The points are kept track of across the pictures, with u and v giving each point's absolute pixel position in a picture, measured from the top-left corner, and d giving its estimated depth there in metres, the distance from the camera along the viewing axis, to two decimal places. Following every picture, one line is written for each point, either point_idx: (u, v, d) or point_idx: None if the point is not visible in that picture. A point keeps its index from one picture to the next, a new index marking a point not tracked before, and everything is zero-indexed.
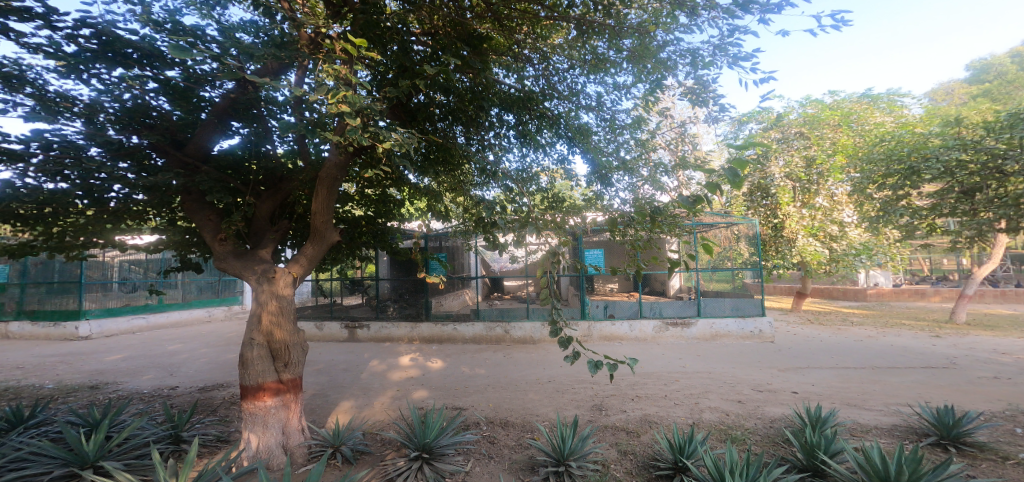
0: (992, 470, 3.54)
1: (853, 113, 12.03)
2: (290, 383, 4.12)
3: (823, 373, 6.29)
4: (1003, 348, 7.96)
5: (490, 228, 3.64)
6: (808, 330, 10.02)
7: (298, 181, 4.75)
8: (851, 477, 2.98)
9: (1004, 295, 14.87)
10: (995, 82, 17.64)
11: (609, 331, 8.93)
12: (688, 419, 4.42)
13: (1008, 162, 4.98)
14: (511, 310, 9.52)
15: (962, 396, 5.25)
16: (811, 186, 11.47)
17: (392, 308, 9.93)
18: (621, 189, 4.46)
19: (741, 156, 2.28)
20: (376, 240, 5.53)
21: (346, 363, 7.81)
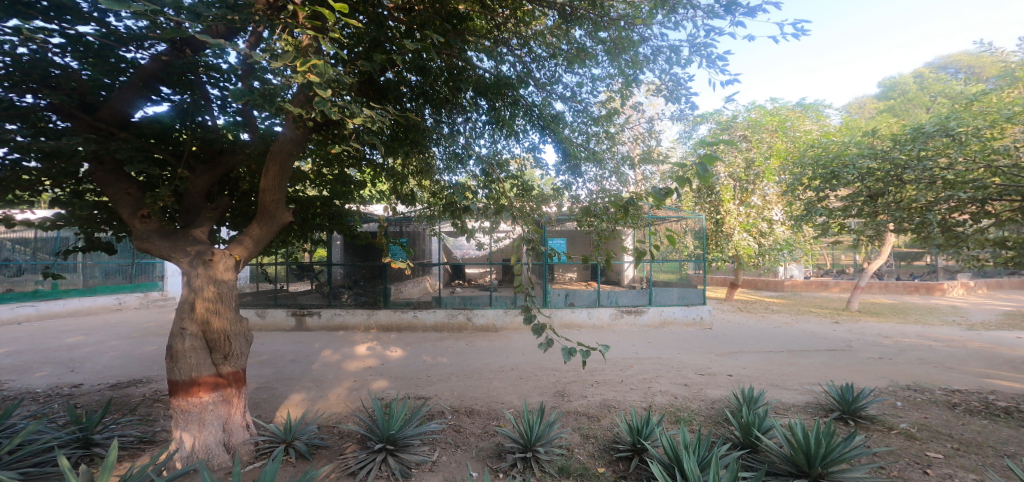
0: (881, 440, 4.08)
1: (788, 121, 12.59)
2: (230, 376, 3.84)
3: (751, 357, 6.90)
4: (887, 332, 9.18)
5: (458, 214, 3.66)
6: (739, 318, 10.91)
7: (243, 154, 4.41)
8: (780, 452, 3.34)
9: (888, 286, 17.06)
10: (898, 99, 19.85)
11: (568, 318, 9.21)
12: (643, 402, 4.67)
13: (906, 171, 5.74)
14: (472, 298, 9.44)
15: (857, 375, 6.00)
16: (748, 186, 12.71)
17: (347, 295, 9.53)
18: (589, 181, 4.52)
19: (710, 152, 2.38)
20: (331, 222, 5.43)
21: (294, 354, 7.39)
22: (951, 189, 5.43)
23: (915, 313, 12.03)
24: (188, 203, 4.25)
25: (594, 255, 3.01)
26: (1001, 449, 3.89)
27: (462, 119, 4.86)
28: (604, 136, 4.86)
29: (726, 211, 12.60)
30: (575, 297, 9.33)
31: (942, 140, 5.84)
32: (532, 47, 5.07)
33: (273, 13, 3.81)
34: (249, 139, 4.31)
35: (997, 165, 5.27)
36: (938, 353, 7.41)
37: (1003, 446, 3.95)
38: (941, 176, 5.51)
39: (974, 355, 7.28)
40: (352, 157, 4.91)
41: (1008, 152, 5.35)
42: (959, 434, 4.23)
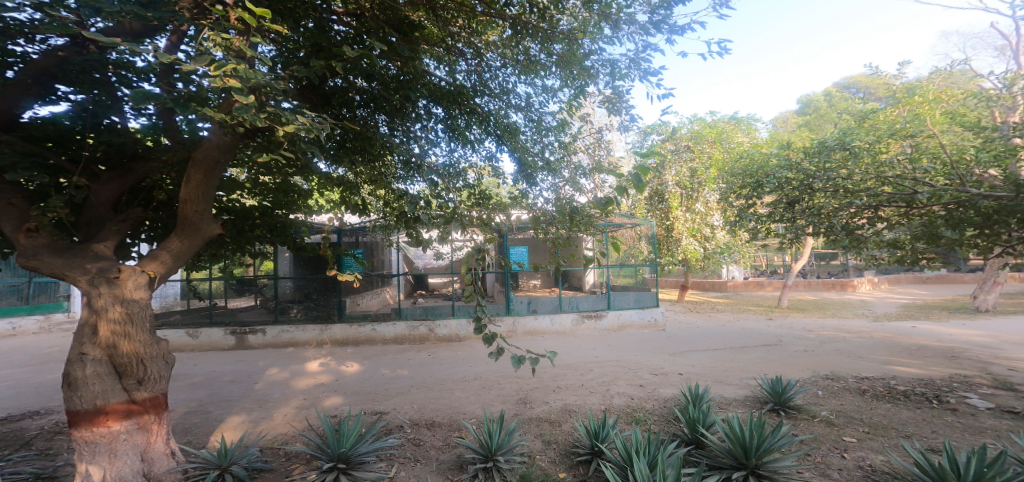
0: (807, 428, 4.41)
1: (724, 132, 13.37)
2: (146, 402, 3.51)
3: (700, 355, 7.25)
4: (811, 326, 10.02)
5: (412, 224, 3.70)
6: (687, 318, 11.46)
7: (159, 161, 4.04)
8: (723, 447, 3.52)
9: (811, 284, 18.61)
10: (815, 114, 21.89)
11: (532, 326, 9.20)
12: (601, 405, 4.77)
13: (815, 181, 6.35)
14: (433, 308, 9.24)
15: (787, 367, 6.50)
16: (693, 194, 13.45)
17: (296, 310, 9.04)
18: (546, 189, 4.37)
19: (644, 164, 2.53)
20: (272, 233, 5.19)
21: (232, 374, 6.88)
22: (850, 197, 6.03)
23: (832, 308, 13.20)
24: (93, 214, 3.86)
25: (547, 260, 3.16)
26: (903, 430, 4.33)
27: (422, 123, 4.87)
28: (561, 146, 4.95)
29: (674, 217, 13.37)
30: (539, 305, 9.34)
31: (840, 151, 6.49)
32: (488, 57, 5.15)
33: (200, 12, 3.59)
34: (169, 143, 3.98)
35: (886, 175, 6.00)
36: (851, 343, 8.20)
37: (905, 428, 4.40)
38: (841, 185, 6.12)
39: (881, 344, 8.11)
40: (292, 165, 4.68)
41: (896, 166, 6.05)
42: (870, 418, 4.66)
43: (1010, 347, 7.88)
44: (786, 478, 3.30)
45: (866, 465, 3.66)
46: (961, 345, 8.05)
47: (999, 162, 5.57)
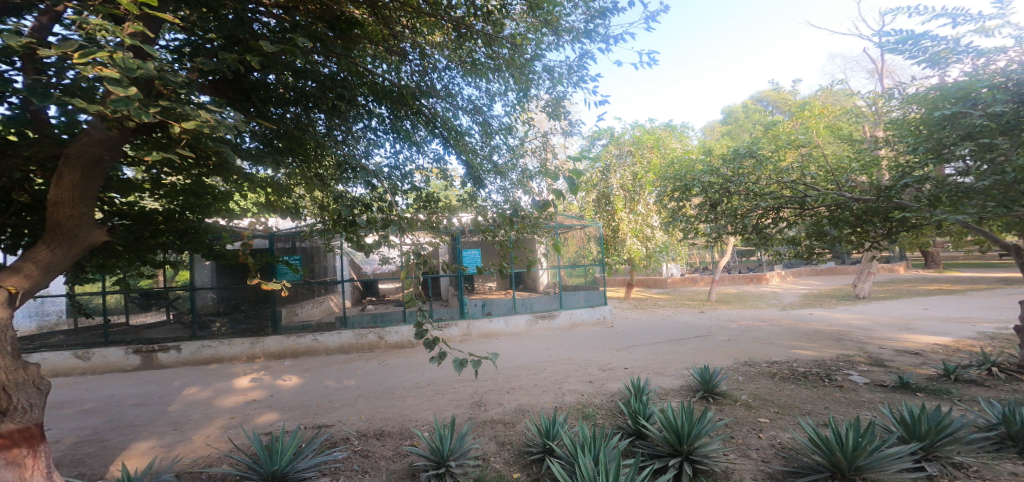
0: (728, 412, 4.75)
1: (660, 139, 14.07)
2: (16, 436, 3.02)
3: (644, 349, 7.60)
4: (734, 317, 10.87)
5: (352, 230, 3.67)
6: (633, 314, 11.96)
7: (18, 156, 3.63)
8: (660, 437, 3.68)
9: (733, 278, 20.11)
10: (737, 122, 23.71)
11: (487, 329, 9.11)
12: (553, 403, 4.85)
13: (731, 185, 6.94)
14: (383, 315, 9.00)
15: (713, 356, 7.00)
16: (635, 196, 14.04)
17: (219, 324, 8.31)
18: (494, 190, 4.42)
19: (578, 168, 2.73)
20: (181, 239, 4.83)
21: (142, 396, 6.24)
22: (756, 199, 6.71)
23: (749, 300, 14.35)
24: None
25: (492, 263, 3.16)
26: (803, 408, 4.80)
27: (362, 122, 4.74)
28: (510, 149, 4.96)
29: (619, 219, 13.92)
30: (494, 307, 9.33)
31: (749, 160, 6.96)
32: (434, 58, 5.04)
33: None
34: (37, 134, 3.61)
35: (784, 181, 6.61)
36: (764, 331, 8.99)
37: (804, 405, 4.89)
38: (750, 189, 6.78)
39: (786, 330, 8.99)
40: (202, 164, 4.33)
41: (791, 173, 6.71)
42: (779, 399, 5.13)
43: (882, 329, 9.06)
44: (714, 460, 3.52)
45: (777, 444, 3.97)
46: (844, 328, 9.16)
47: (865, 171, 6.59)
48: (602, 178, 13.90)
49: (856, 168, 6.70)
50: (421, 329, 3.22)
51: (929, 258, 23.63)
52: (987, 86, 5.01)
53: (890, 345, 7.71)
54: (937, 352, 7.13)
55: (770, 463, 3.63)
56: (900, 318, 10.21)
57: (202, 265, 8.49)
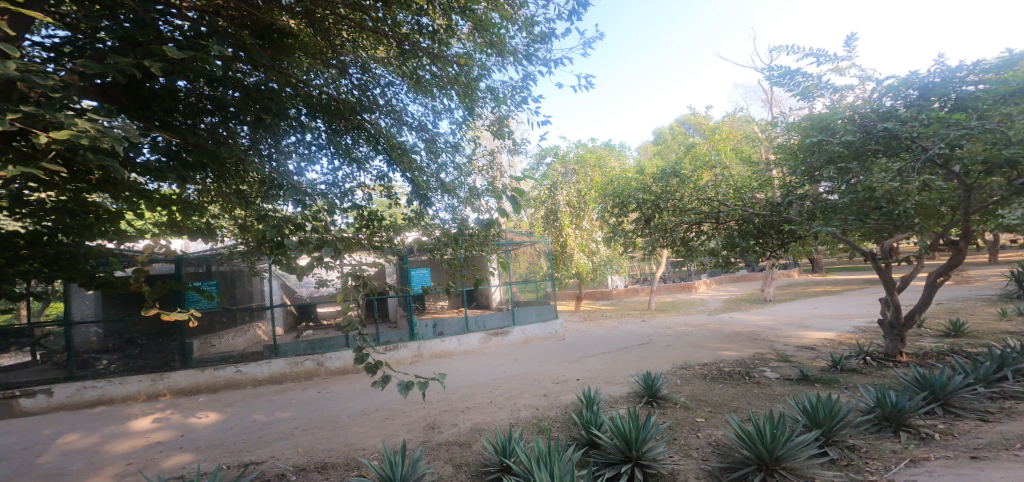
0: (670, 414, 4.99)
1: (602, 158, 14.73)
2: None
3: (596, 359, 7.82)
4: (671, 324, 11.48)
5: (281, 250, 3.48)
6: (582, 326, 12.24)
7: None
8: (612, 445, 3.79)
9: (668, 287, 21.26)
10: (670, 141, 25.37)
11: (439, 349, 8.89)
12: (509, 420, 4.83)
13: (661, 202, 7.46)
14: (324, 340, 8.57)
15: (654, 362, 7.35)
16: (580, 212, 14.44)
17: (108, 362, 7.42)
18: (441, 208, 4.59)
19: (521, 187, 2.85)
20: (51, 267, 3.19)
21: (11, 447, 5.42)
22: (680, 215, 7.27)
23: (683, 308, 15.22)
24: None
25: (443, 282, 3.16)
26: (730, 406, 5.15)
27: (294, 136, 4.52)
28: (459, 167, 4.97)
29: (566, 233, 14.27)
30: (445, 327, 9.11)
31: (673, 179, 7.47)
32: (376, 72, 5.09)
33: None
34: None
35: (702, 198, 7.19)
36: (696, 336, 9.60)
37: (731, 403, 5.26)
38: (676, 205, 7.28)
39: (713, 334, 9.66)
40: (82, 178, 3.51)
41: (707, 191, 7.26)
42: (711, 399, 5.46)
43: (784, 327, 10.04)
44: (661, 463, 3.67)
45: (713, 441, 4.23)
46: (756, 329, 10.02)
47: (762, 189, 7.19)
48: (549, 195, 14.36)
49: (756, 186, 7.29)
50: (362, 351, 3.10)
51: (814, 264, 26.68)
52: (842, 117, 5.91)
53: (792, 342, 8.53)
54: (827, 345, 8.00)
55: (710, 460, 3.86)
56: (797, 317, 11.41)
57: (80, 295, 7.58)
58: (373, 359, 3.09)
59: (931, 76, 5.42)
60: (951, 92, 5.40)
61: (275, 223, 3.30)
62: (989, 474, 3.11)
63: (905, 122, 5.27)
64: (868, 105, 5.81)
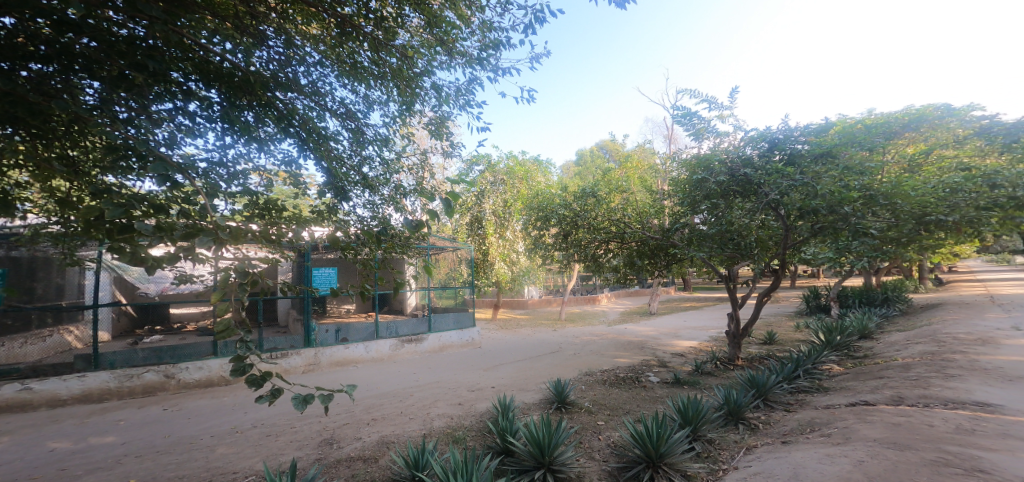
0: (576, 419, 5.30)
1: (530, 172, 16.09)
2: None
3: (509, 368, 8.23)
4: (576, 333, 12.48)
5: (126, 239, 2.67)
6: (498, 335, 12.73)
7: None
8: (526, 451, 3.92)
9: (577, 298, 23.09)
10: (584, 163, 28.17)
11: (341, 356, 8.88)
12: (421, 431, 4.95)
13: (578, 219, 8.24)
14: (184, 348, 7.78)
15: (560, 370, 7.95)
16: (505, 222, 15.00)
17: None
18: (358, 203, 4.50)
19: (456, 192, 2.90)
20: None
21: None
22: (595, 232, 8.21)
23: (587, 318, 16.56)
24: None
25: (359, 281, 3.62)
26: (624, 408, 5.69)
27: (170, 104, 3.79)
28: (385, 163, 5.01)
29: (490, 243, 14.67)
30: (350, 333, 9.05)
31: (591, 199, 8.27)
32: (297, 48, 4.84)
33: None
34: None
35: (612, 218, 8.16)
36: (599, 344, 10.56)
37: (625, 406, 5.81)
38: (591, 224, 8.19)
39: (614, 343, 10.64)
40: None
41: (616, 212, 8.25)
42: (608, 402, 5.95)
43: (662, 336, 11.46)
44: (569, 466, 3.89)
45: (612, 443, 4.62)
46: (641, 337, 11.41)
47: (657, 215, 8.34)
48: (477, 202, 14.65)
49: (652, 213, 8.40)
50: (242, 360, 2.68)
51: (686, 282, 31.03)
52: (719, 159, 6.90)
53: (667, 348, 9.87)
54: (694, 352, 9.54)
55: (610, 461, 4.23)
56: (671, 327, 13.27)
57: None
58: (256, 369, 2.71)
59: (776, 131, 6.45)
60: (788, 147, 6.45)
61: (122, 200, 2.65)
62: (794, 453, 3.92)
63: (755, 167, 6.52)
64: (733, 152, 6.83)
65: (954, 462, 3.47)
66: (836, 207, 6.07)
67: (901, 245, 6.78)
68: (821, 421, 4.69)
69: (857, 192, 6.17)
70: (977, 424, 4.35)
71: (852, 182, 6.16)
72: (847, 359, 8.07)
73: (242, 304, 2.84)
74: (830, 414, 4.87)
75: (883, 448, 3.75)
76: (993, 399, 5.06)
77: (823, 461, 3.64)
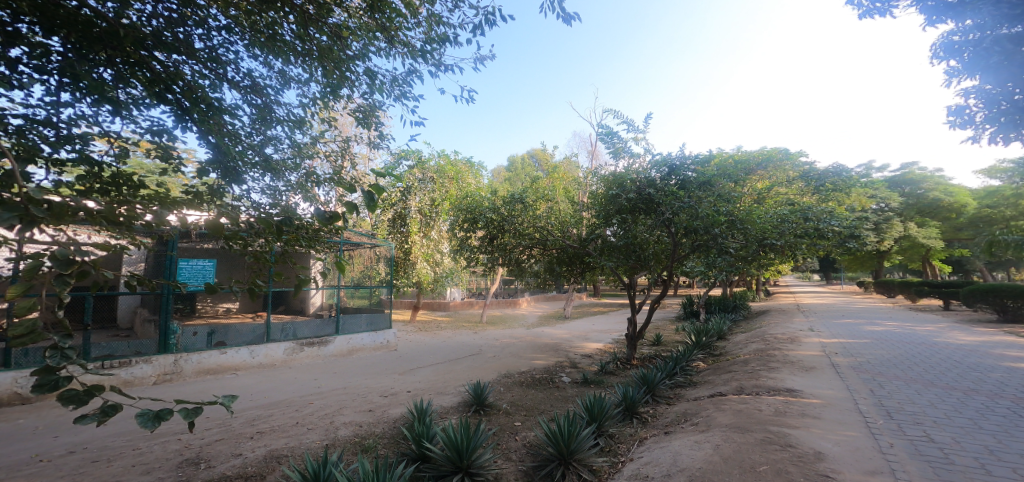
0: (496, 421, 6.02)
1: (461, 173, 17.65)
2: None
3: (425, 371, 9.69)
4: (484, 342, 13.65)
5: None
6: (417, 338, 14.81)
7: None
8: (443, 456, 4.32)
9: (498, 302, 24.83)
10: (510, 173, 30.94)
11: (215, 361, 9.44)
12: (324, 441, 5.54)
13: (505, 224, 8.88)
14: None
15: (479, 372, 9.31)
16: (431, 222, 16.90)
17: None
18: (253, 187, 4.91)
19: (378, 184, 2.69)
20: None
21: None
22: (519, 237, 8.97)
23: (508, 323, 18.42)
24: None
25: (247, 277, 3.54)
26: (540, 409, 6.60)
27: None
28: (295, 146, 5.34)
29: (412, 242, 16.41)
30: (233, 336, 9.87)
31: (519, 204, 8.90)
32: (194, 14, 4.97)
33: None
34: None
35: (536, 225, 8.96)
36: (508, 349, 12.30)
37: (542, 407, 6.70)
38: (518, 230, 8.89)
39: (531, 345, 12.78)
40: None
41: (541, 220, 9.00)
42: (527, 404, 6.83)
43: (574, 339, 13.80)
44: (487, 469, 4.36)
45: (527, 443, 5.28)
46: (554, 342, 13.27)
47: (575, 225, 9.17)
48: (403, 199, 16.24)
49: (572, 222, 9.22)
50: (54, 372, 2.16)
51: (595, 289, 35.03)
52: (631, 178, 7.96)
53: (578, 351, 11.80)
54: (598, 354, 11.30)
55: (525, 461, 4.81)
56: (580, 333, 15.40)
57: None
58: (72, 383, 2.20)
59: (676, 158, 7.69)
60: (680, 172, 7.71)
61: None
62: (673, 442, 4.58)
63: (658, 188, 7.67)
64: (641, 174, 7.96)
65: (776, 440, 4.30)
66: (709, 228, 7.57)
67: (749, 263, 8.46)
68: (691, 412, 5.56)
69: (723, 216, 7.64)
70: (788, 406, 5.48)
71: (722, 208, 7.65)
72: (709, 357, 9.92)
73: (54, 303, 2.20)
74: (697, 405, 5.83)
75: (731, 432, 4.51)
76: (797, 386, 6.48)
77: (694, 447, 4.30)
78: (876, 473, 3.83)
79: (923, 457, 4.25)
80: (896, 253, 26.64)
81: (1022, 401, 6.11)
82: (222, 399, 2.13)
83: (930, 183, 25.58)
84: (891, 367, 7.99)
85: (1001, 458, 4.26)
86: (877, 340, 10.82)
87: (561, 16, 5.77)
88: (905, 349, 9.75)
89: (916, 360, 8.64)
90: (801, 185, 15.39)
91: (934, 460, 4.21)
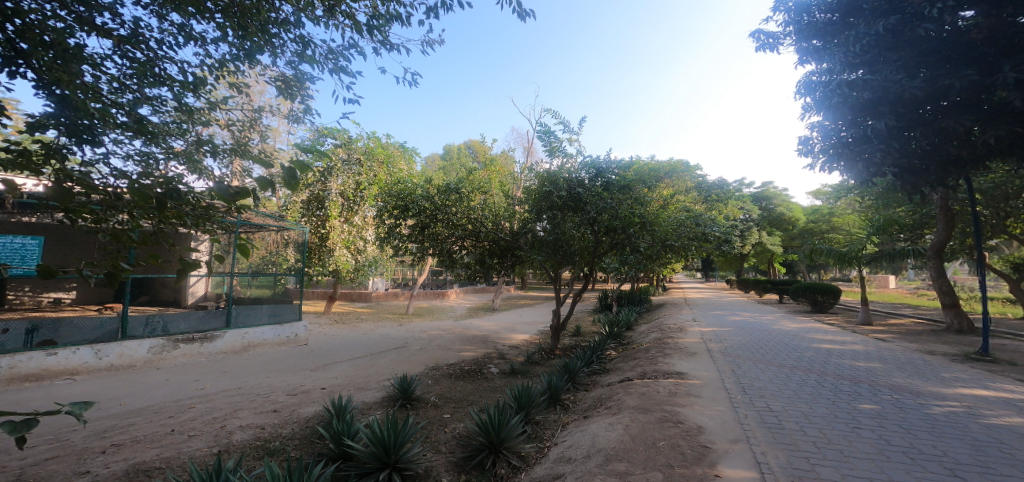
0: (425, 414, 5.98)
1: (391, 158, 16.86)
2: None
3: (341, 366, 9.13)
4: (402, 334, 13.30)
5: None
6: (334, 330, 13.91)
7: None
8: (368, 453, 4.22)
9: (427, 294, 24.43)
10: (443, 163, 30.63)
11: (45, 362, 7.90)
12: (213, 448, 4.98)
13: (438, 214, 8.78)
14: None
15: (406, 365, 9.12)
16: (352, 207, 16.03)
17: None
18: (114, 153, 4.14)
19: (302, 160, 2.38)
20: None
21: None
22: (454, 228, 8.95)
23: (434, 315, 18.25)
24: None
25: (105, 261, 2.95)
26: (469, 400, 6.67)
27: None
28: (183, 110, 4.68)
29: (331, 227, 15.47)
30: (65, 333, 8.25)
31: (453, 195, 8.79)
32: None
33: None
34: None
35: (470, 217, 8.93)
36: (433, 340, 12.14)
37: (470, 397, 6.78)
38: (451, 220, 8.85)
39: (459, 337, 12.74)
40: None
41: (475, 211, 8.99)
42: (455, 395, 6.85)
43: (502, 331, 14.04)
44: (416, 463, 4.36)
45: (456, 434, 5.34)
46: (482, 334, 13.39)
47: (507, 219, 9.29)
48: (322, 181, 15.20)
49: (505, 216, 9.29)
50: None
51: (522, 282, 36.33)
52: (563, 177, 8.37)
53: (505, 342, 12.11)
54: (523, 345, 11.72)
55: (455, 453, 4.88)
56: (506, 324, 15.74)
57: None
58: None
59: (607, 161, 8.20)
60: (606, 173, 8.25)
61: None
62: (591, 426, 4.93)
63: (586, 188, 8.29)
64: (573, 174, 8.41)
65: (670, 418, 4.84)
66: (625, 228, 8.30)
67: (651, 261, 9.35)
68: (605, 397, 6.04)
69: (638, 218, 8.39)
70: (679, 388, 6.19)
71: (637, 210, 8.40)
72: (619, 346, 10.81)
73: None
74: (610, 390, 6.34)
75: (634, 413, 4.98)
76: (684, 369, 7.35)
77: (608, 429, 4.66)
78: (737, 441, 4.47)
79: (766, 424, 5.07)
80: (752, 256, 31.42)
81: (826, 374, 7.61)
82: (75, 408, 1.70)
83: (778, 199, 30.34)
84: (748, 351, 9.40)
85: (812, 421, 5.25)
86: (740, 328, 12.71)
87: (518, 11, 5.79)
88: (755, 336, 11.54)
89: (762, 344, 10.29)
90: (695, 196, 17.44)
91: (773, 426, 5.06)
